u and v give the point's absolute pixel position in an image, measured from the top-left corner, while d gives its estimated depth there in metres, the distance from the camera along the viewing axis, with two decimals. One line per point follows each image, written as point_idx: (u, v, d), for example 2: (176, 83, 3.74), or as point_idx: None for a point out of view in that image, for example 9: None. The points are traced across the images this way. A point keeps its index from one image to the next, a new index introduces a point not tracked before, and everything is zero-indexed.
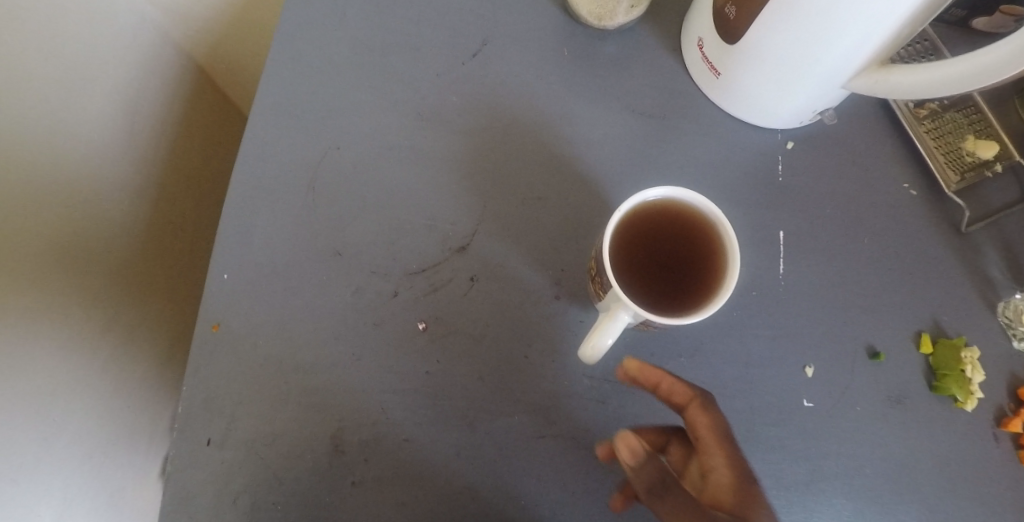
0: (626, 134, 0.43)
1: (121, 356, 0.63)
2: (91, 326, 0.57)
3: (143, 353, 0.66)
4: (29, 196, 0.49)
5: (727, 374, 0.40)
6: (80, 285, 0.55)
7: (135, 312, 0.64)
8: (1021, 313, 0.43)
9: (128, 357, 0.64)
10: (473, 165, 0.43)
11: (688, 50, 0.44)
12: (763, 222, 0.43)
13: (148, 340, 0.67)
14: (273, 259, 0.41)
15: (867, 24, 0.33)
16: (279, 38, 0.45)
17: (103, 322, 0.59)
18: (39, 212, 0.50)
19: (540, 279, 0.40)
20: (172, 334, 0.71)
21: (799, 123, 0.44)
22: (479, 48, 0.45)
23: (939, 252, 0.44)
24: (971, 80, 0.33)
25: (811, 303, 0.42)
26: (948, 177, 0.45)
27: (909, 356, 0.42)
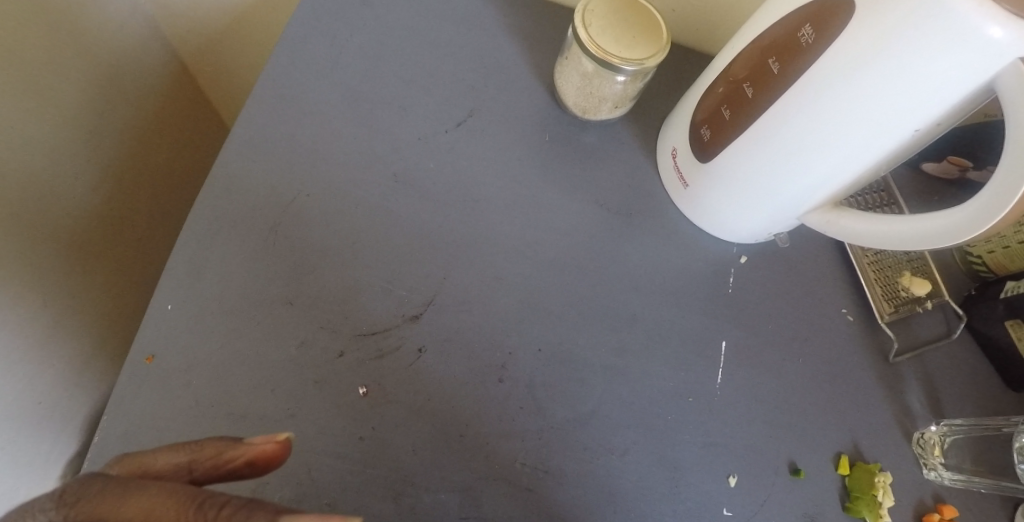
0: (588, 226, 0.47)
1: (27, 331, 0.59)
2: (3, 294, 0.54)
3: (40, 334, 0.61)
4: None
5: (655, 473, 0.41)
6: (8, 250, 0.53)
7: (56, 291, 0.61)
8: (932, 444, 0.46)
9: (30, 335, 0.59)
10: (440, 232, 0.44)
11: (663, 157, 0.48)
12: (708, 330, 0.45)
13: (58, 321, 0.63)
14: (221, 297, 0.41)
15: (830, 171, 0.37)
16: (272, 80, 0.47)
17: (18, 291, 0.56)
18: None
19: (488, 356, 0.42)
20: (83, 324, 0.67)
21: (754, 240, 0.47)
22: (464, 120, 0.48)
23: (866, 377, 0.47)
24: (908, 241, 0.36)
25: (742, 413, 0.44)
26: (882, 307, 0.48)
27: (826, 476, 0.43)
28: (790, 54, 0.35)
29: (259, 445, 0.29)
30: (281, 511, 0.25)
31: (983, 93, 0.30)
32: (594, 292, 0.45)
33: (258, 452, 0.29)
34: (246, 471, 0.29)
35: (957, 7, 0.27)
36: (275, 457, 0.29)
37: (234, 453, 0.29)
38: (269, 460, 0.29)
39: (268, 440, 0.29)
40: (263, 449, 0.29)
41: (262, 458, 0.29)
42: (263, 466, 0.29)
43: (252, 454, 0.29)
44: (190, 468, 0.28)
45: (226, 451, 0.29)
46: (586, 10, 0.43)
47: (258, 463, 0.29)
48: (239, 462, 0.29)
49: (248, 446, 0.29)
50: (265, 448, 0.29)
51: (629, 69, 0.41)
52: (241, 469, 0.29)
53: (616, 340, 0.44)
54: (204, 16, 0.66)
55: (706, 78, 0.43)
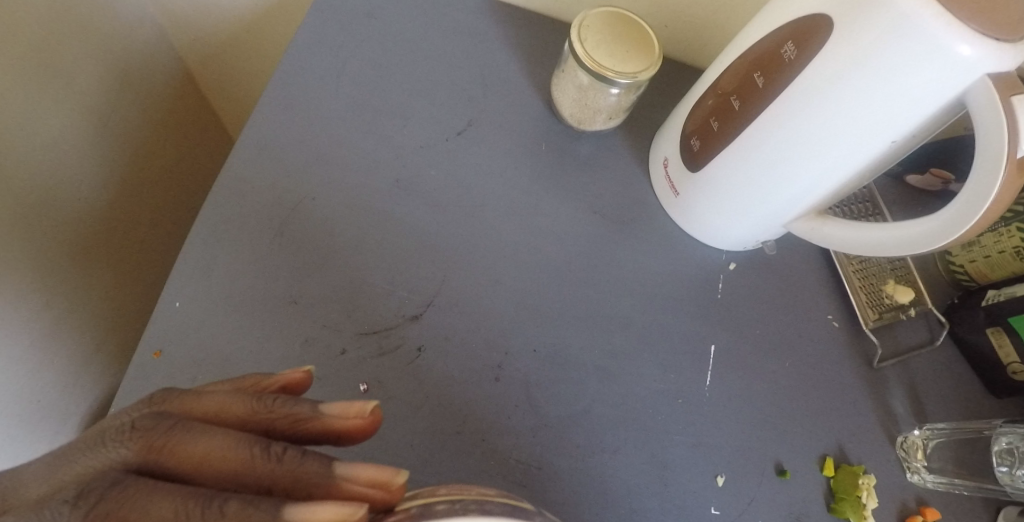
0: (583, 232, 0.48)
1: (30, 328, 0.60)
2: (9, 290, 0.55)
3: (41, 333, 0.62)
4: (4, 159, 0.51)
5: (645, 472, 0.42)
6: (16, 247, 0.54)
7: (61, 289, 0.62)
8: (915, 447, 0.47)
9: (32, 332, 0.60)
10: (440, 235, 0.46)
11: (655, 166, 0.50)
12: (698, 334, 0.47)
13: (61, 320, 0.64)
14: (228, 295, 0.42)
15: (813, 180, 0.38)
16: (280, 88, 0.49)
17: (24, 288, 0.57)
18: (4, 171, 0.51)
19: (484, 356, 0.43)
20: (84, 325, 0.68)
21: (743, 247, 0.48)
22: (464, 129, 0.50)
23: (851, 381, 0.48)
24: (887, 248, 0.37)
25: (731, 415, 0.45)
26: (867, 314, 0.49)
27: (812, 477, 0.45)
28: (774, 69, 0.37)
29: (287, 373, 0.31)
30: (318, 403, 0.28)
31: (954, 107, 0.32)
32: (588, 295, 0.46)
33: (289, 378, 0.31)
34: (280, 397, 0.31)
35: (928, 26, 0.29)
36: (303, 385, 0.31)
37: (268, 380, 0.31)
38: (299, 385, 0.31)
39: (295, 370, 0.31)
40: (292, 377, 0.31)
41: (293, 383, 0.31)
42: (294, 392, 0.31)
43: (285, 380, 0.31)
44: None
45: (263, 380, 0.31)
46: (582, 26, 0.45)
47: (290, 388, 0.31)
48: (274, 387, 0.31)
49: (279, 374, 0.31)
50: (295, 376, 0.31)
51: (622, 82, 0.43)
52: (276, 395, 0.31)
53: (608, 342, 0.45)
54: (212, 25, 0.68)
55: (697, 90, 0.45)
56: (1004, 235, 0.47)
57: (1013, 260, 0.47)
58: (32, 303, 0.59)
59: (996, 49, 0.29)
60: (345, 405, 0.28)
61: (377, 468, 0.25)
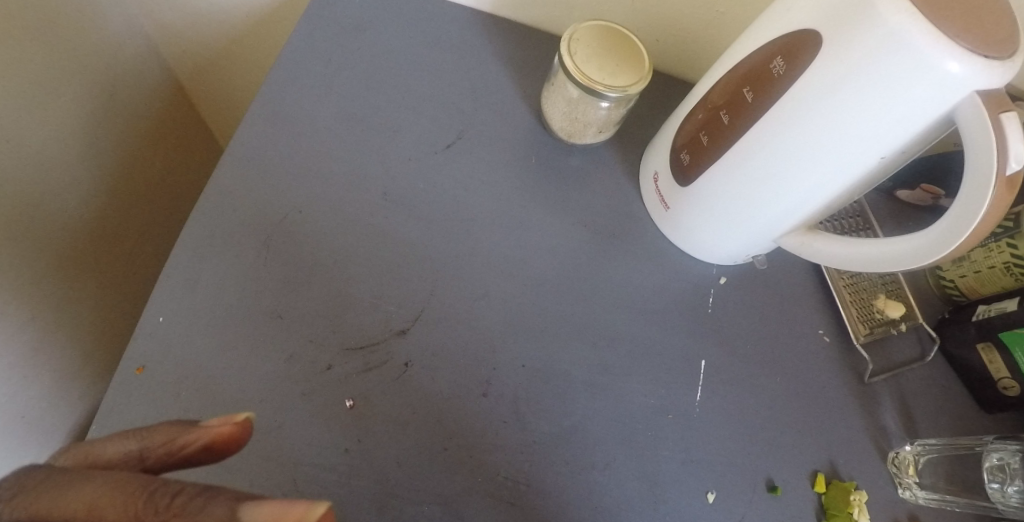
0: (573, 246, 0.48)
1: (13, 339, 0.59)
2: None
3: (25, 344, 0.60)
4: None
5: (635, 490, 0.42)
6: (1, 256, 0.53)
7: (46, 300, 0.61)
8: (907, 463, 0.46)
9: (16, 343, 0.59)
10: (428, 249, 0.46)
11: (645, 180, 0.50)
12: (689, 349, 0.47)
13: (46, 330, 0.63)
14: (213, 308, 0.41)
15: (803, 195, 0.38)
16: (267, 100, 0.49)
17: (9, 298, 0.56)
18: None
19: (472, 371, 0.42)
20: (70, 335, 0.67)
21: (733, 261, 0.48)
22: (453, 141, 0.50)
23: (842, 397, 0.48)
24: (878, 264, 0.37)
25: (722, 431, 0.45)
26: (858, 329, 0.49)
27: (804, 494, 0.44)
28: (763, 84, 0.37)
29: (215, 427, 0.28)
30: (239, 500, 0.24)
31: (943, 124, 0.32)
32: (578, 310, 0.46)
33: (214, 435, 0.27)
34: (202, 456, 0.28)
35: (916, 44, 0.29)
36: (234, 440, 0.28)
37: (187, 438, 0.27)
38: (226, 442, 0.28)
39: (225, 421, 0.28)
40: (220, 432, 0.28)
41: (218, 441, 0.27)
42: (221, 449, 0.28)
43: (208, 438, 0.27)
44: (142, 456, 0.27)
45: (180, 436, 0.27)
46: (572, 40, 0.45)
47: (214, 447, 0.27)
48: (193, 447, 0.27)
49: (202, 429, 0.27)
50: (222, 430, 0.28)
51: (612, 95, 0.43)
52: (197, 454, 0.27)
53: (598, 357, 0.45)
54: (201, 36, 0.68)
55: (686, 105, 0.45)
56: (993, 251, 0.47)
57: (1003, 276, 0.47)
58: (15, 313, 0.57)
59: (984, 67, 0.29)
60: (278, 510, 0.23)
61: (281, 505, 0.23)
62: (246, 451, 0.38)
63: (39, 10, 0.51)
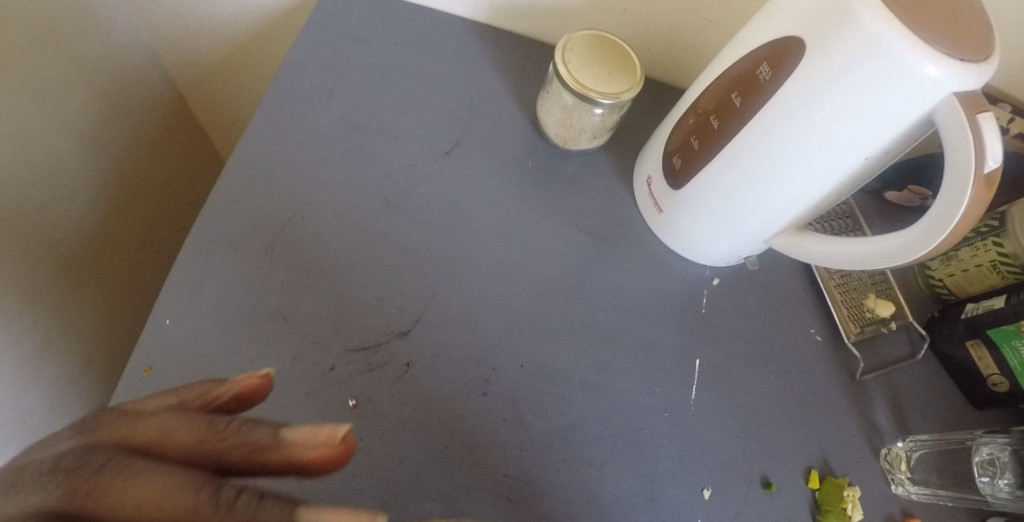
0: (569, 248, 0.49)
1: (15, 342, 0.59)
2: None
3: (26, 348, 0.61)
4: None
5: (632, 487, 0.42)
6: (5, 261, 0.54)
7: (50, 305, 0.62)
8: (899, 459, 0.47)
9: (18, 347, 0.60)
10: (427, 252, 0.47)
11: (639, 185, 0.51)
12: (683, 348, 0.48)
13: (48, 336, 0.64)
14: (217, 311, 0.42)
15: (792, 196, 0.39)
16: (269, 109, 0.50)
17: (13, 302, 0.57)
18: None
19: (472, 371, 0.43)
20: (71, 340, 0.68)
21: (726, 262, 0.49)
22: (451, 148, 0.51)
23: (835, 394, 0.49)
24: (865, 261, 0.38)
25: (717, 429, 0.45)
26: (849, 327, 0.50)
27: (798, 490, 0.45)
28: (750, 90, 0.38)
29: (243, 380, 0.28)
30: (283, 427, 0.26)
31: (923, 125, 0.33)
32: (575, 312, 0.47)
33: (243, 386, 0.28)
34: (231, 407, 0.28)
35: (894, 49, 0.30)
36: (261, 390, 0.28)
37: (219, 391, 0.28)
38: (256, 392, 0.28)
39: (250, 374, 0.28)
40: (247, 383, 0.28)
41: (248, 391, 0.28)
42: (251, 400, 0.28)
43: (238, 387, 0.28)
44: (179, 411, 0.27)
45: (213, 390, 0.27)
46: (566, 49, 0.46)
47: (244, 397, 0.28)
48: (226, 398, 0.27)
49: (233, 381, 0.28)
50: (250, 381, 0.28)
51: (605, 102, 0.44)
52: (227, 406, 0.27)
53: (595, 357, 0.46)
54: (204, 46, 0.69)
55: (677, 111, 0.46)
56: (980, 249, 0.48)
57: (990, 274, 0.48)
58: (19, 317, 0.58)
59: (960, 70, 0.30)
60: (312, 430, 0.26)
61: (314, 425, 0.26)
62: None
63: (45, 21, 0.53)
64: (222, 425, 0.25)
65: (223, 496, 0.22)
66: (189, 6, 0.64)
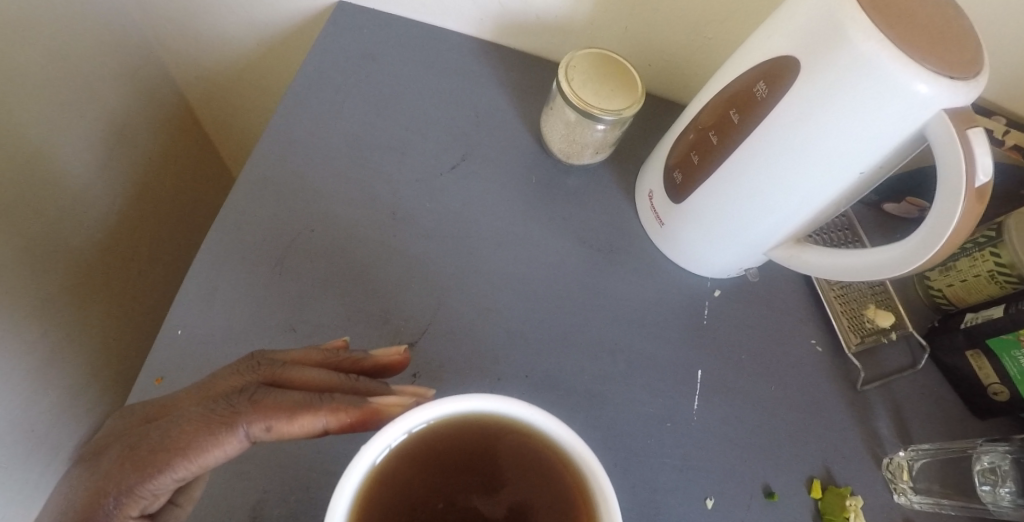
0: (572, 260, 0.50)
1: (25, 353, 0.60)
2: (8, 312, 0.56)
3: (36, 358, 0.62)
4: (12, 188, 0.53)
5: (635, 496, 0.43)
6: (16, 271, 0.55)
7: (60, 316, 0.63)
8: (901, 468, 0.48)
9: (27, 357, 0.61)
10: (433, 264, 0.48)
11: (641, 199, 0.52)
12: (686, 359, 0.48)
13: (57, 347, 0.64)
14: (229, 323, 0.43)
15: (790, 210, 0.40)
16: (280, 126, 0.51)
17: (23, 312, 0.58)
18: (12, 199, 0.53)
19: (477, 381, 0.44)
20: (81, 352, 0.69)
21: (727, 274, 0.50)
22: (457, 163, 0.52)
23: (836, 404, 0.50)
24: (863, 273, 0.39)
25: (719, 439, 0.46)
26: (849, 338, 0.51)
27: (800, 499, 0.45)
28: (748, 106, 0.39)
29: (381, 355, 0.37)
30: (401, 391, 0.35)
31: (916, 140, 0.34)
32: (579, 323, 0.48)
33: (378, 359, 0.37)
34: (372, 371, 0.37)
35: (885, 67, 0.31)
36: (387, 366, 0.37)
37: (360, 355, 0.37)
38: (383, 363, 0.37)
39: (390, 352, 0.37)
40: (384, 358, 0.37)
41: (378, 362, 0.37)
42: (380, 368, 0.37)
43: (373, 358, 0.37)
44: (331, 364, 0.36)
45: (354, 354, 0.36)
46: (570, 66, 0.47)
47: (381, 366, 0.37)
48: (362, 360, 0.36)
49: (372, 354, 0.37)
50: (387, 357, 0.37)
51: (607, 118, 0.46)
52: (369, 368, 0.36)
53: (598, 368, 0.46)
54: (214, 63, 0.71)
55: (678, 127, 0.47)
56: (978, 259, 0.49)
57: (988, 283, 0.48)
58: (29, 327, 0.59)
59: (950, 87, 0.31)
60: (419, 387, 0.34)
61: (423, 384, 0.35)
62: (261, 459, 0.39)
63: (60, 38, 0.55)
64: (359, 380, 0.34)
65: (342, 403, 0.31)
66: (201, 24, 0.65)
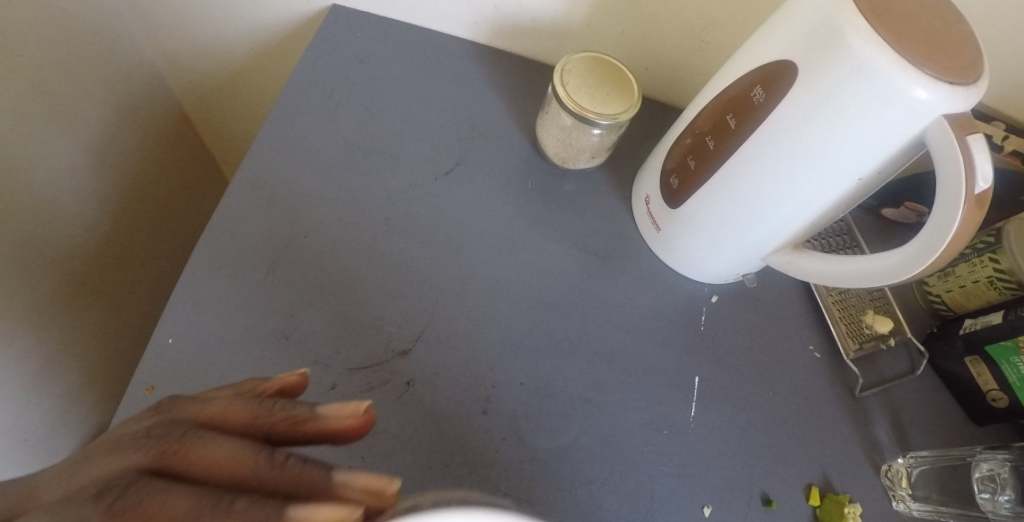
0: (568, 266, 0.50)
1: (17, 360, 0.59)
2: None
3: (28, 365, 0.61)
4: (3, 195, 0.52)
5: (631, 505, 0.42)
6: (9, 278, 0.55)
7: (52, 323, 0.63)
8: (900, 475, 0.47)
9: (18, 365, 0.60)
10: (427, 270, 0.47)
11: (637, 204, 0.52)
12: (683, 366, 0.48)
13: (49, 353, 0.64)
14: (220, 330, 0.43)
15: (788, 215, 0.40)
16: (272, 130, 0.51)
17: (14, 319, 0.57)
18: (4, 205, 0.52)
19: (472, 389, 0.44)
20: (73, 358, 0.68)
21: (724, 280, 0.50)
22: (452, 167, 0.52)
23: (834, 411, 0.49)
24: (861, 280, 0.38)
25: (717, 446, 0.46)
26: (847, 344, 0.51)
27: (798, 507, 0.45)
28: (746, 111, 0.39)
29: (329, 416, 0.29)
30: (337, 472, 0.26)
31: (915, 146, 0.34)
32: (575, 330, 0.47)
33: (324, 423, 0.29)
34: (319, 438, 0.29)
35: (884, 72, 0.31)
36: (340, 434, 0.29)
37: (296, 412, 0.29)
38: (332, 433, 0.29)
39: (345, 412, 0.29)
40: (331, 422, 0.29)
41: (326, 430, 0.29)
42: (328, 437, 0.29)
43: (315, 422, 0.29)
44: (268, 428, 0.28)
45: (290, 410, 0.29)
46: (565, 70, 0.47)
47: (332, 433, 0.29)
48: (299, 422, 0.29)
49: (315, 414, 0.29)
50: (333, 421, 0.29)
51: (603, 122, 0.45)
52: (314, 435, 0.29)
53: (594, 375, 0.46)
54: (208, 66, 0.70)
55: (675, 131, 0.47)
56: (977, 265, 0.49)
57: (987, 289, 0.48)
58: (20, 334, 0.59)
59: (949, 93, 0.31)
60: (369, 482, 0.25)
61: (372, 476, 0.26)
62: None
63: (51, 43, 0.54)
64: (281, 459, 0.26)
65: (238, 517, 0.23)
66: (194, 28, 0.65)
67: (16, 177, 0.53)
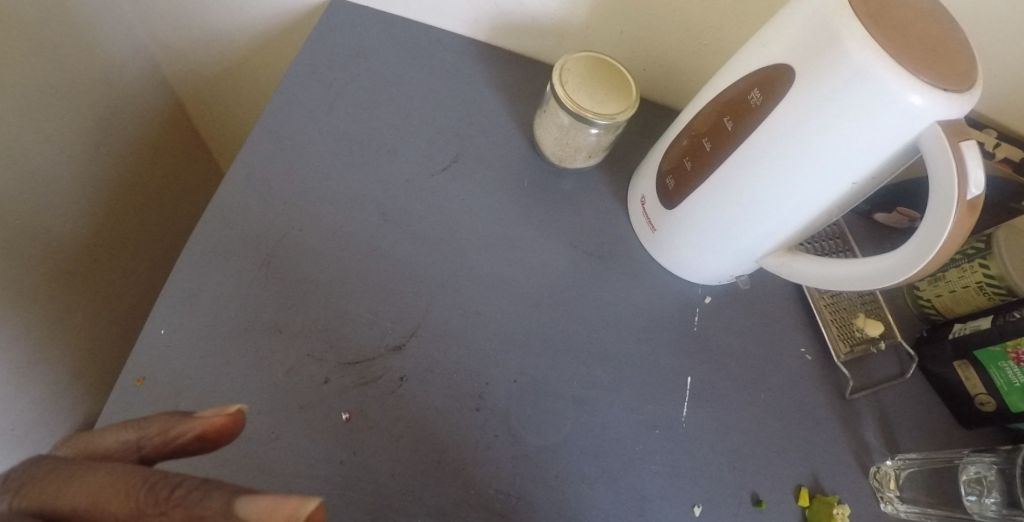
0: (563, 264, 0.50)
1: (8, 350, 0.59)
2: None
3: (17, 356, 0.61)
4: None
5: (621, 503, 0.43)
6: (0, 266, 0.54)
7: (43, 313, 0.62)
8: (888, 477, 0.48)
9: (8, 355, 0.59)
10: (422, 266, 0.47)
11: (633, 204, 0.52)
12: (675, 365, 0.48)
13: (39, 344, 0.63)
14: (213, 322, 0.43)
15: (782, 218, 0.40)
16: (268, 123, 0.50)
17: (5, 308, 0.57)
18: None
19: (466, 386, 0.44)
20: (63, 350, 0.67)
21: (717, 281, 0.50)
22: (448, 164, 0.52)
23: (824, 412, 0.50)
24: (854, 283, 0.39)
25: (707, 447, 0.46)
26: (839, 347, 0.51)
27: (787, 507, 0.45)
28: (742, 113, 0.39)
29: (209, 418, 0.28)
30: (235, 497, 0.24)
31: (909, 151, 0.34)
32: (569, 328, 0.48)
33: (207, 426, 0.27)
34: (196, 447, 0.27)
35: (880, 78, 0.31)
36: (227, 431, 0.28)
37: (181, 429, 0.27)
38: (220, 433, 0.28)
39: (218, 413, 0.28)
40: (213, 423, 0.28)
41: (211, 432, 0.27)
42: (214, 440, 0.28)
43: (201, 428, 0.27)
44: (139, 446, 0.28)
45: (174, 427, 0.28)
46: (564, 69, 0.47)
47: (208, 438, 0.27)
48: (187, 437, 0.27)
49: (196, 420, 0.27)
50: (216, 421, 0.27)
51: (601, 122, 0.45)
52: (191, 445, 0.27)
53: (588, 373, 0.46)
54: (205, 58, 0.70)
55: (672, 133, 0.47)
56: (967, 271, 0.50)
57: (976, 294, 0.49)
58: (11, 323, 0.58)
59: (944, 99, 0.31)
60: (268, 508, 0.23)
61: (272, 500, 0.23)
62: (243, 461, 0.39)
63: (47, 31, 0.53)
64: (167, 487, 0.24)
65: None
66: (192, 20, 0.64)
67: (9, 164, 0.53)
